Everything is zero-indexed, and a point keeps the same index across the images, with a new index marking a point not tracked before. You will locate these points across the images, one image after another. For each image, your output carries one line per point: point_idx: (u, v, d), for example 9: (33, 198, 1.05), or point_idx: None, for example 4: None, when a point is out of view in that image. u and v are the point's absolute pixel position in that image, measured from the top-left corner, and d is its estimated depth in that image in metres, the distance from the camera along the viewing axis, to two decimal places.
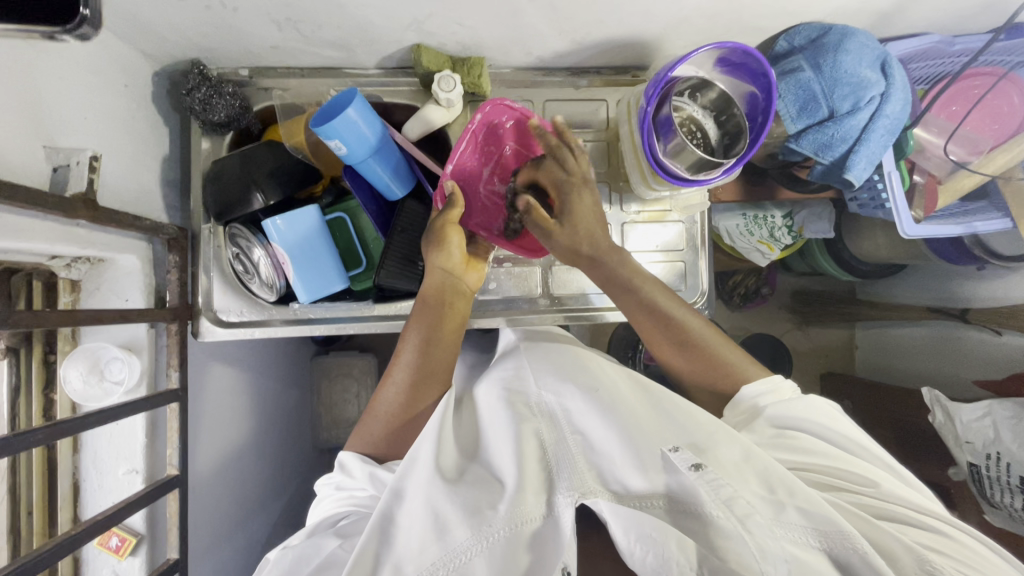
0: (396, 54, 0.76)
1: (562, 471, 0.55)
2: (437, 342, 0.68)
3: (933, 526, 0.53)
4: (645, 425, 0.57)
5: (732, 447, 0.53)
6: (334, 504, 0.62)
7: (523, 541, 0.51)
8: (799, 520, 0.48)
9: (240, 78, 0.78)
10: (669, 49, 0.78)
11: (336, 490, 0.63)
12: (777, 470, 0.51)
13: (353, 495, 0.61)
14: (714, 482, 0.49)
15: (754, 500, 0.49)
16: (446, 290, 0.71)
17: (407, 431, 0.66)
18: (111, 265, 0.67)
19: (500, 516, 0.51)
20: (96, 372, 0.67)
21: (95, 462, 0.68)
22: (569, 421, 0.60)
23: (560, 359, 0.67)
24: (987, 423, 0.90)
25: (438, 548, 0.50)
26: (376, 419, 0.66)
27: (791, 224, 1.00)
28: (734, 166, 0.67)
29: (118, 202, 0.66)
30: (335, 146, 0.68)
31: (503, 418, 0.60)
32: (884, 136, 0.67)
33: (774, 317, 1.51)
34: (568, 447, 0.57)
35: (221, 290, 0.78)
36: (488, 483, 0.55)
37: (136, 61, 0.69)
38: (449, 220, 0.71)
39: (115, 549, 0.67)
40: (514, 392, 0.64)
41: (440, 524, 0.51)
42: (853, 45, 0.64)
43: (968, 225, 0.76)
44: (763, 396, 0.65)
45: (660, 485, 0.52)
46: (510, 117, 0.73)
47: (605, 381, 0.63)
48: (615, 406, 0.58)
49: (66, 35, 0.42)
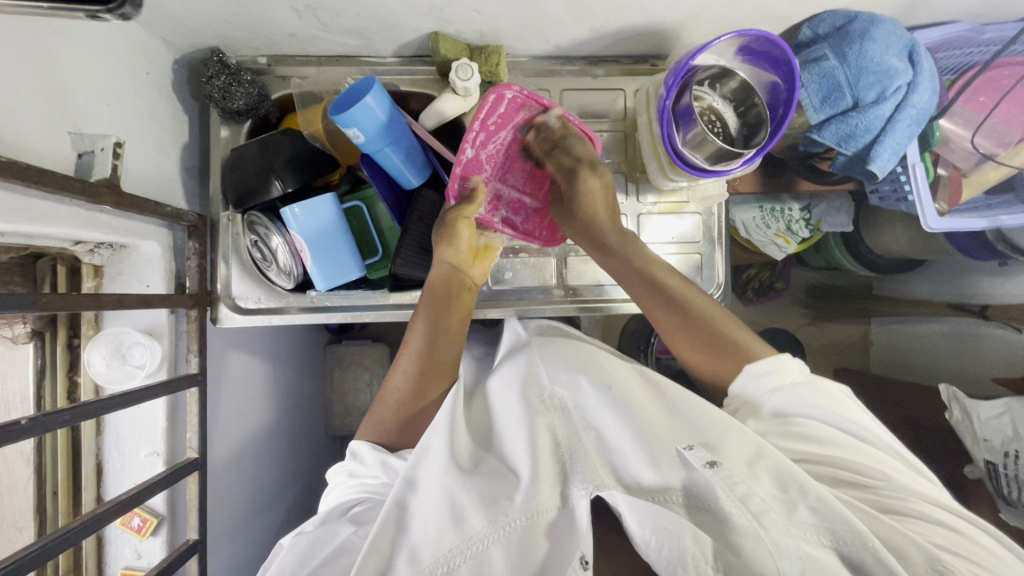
0: (414, 42, 0.76)
1: (576, 462, 0.55)
2: (444, 334, 0.69)
3: (942, 521, 0.53)
4: (658, 424, 0.58)
5: (744, 444, 0.54)
6: (346, 491, 0.62)
7: (539, 535, 0.51)
8: (810, 520, 0.49)
9: (258, 66, 0.78)
10: (689, 37, 0.77)
11: (348, 477, 0.63)
12: (789, 467, 0.51)
13: (365, 482, 0.62)
14: (729, 480, 0.49)
15: (768, 499, 0.49)
16: (456, 281, 0.72)
17: (417, 420, 0.66)
18: (134, 251, 0.69)
19: (513, 505, 0.52)
20: (118, 356, 0.68)
21: (117, 445, 0.70)
22: (583, 416, 0.60)
23: (573, 355, 0.69)
24: (1005, 420, 0.92)
25: (454, 535, 0.50)
26: (386, 407, 0.67)
27: (808, 217, 1.00)
28: (756, 157, 0.66)
29: (140, 188, 0.67)
30: (352, 134, 0.68)
31: (518, 408, 0.61)
32: (910, 126, 0.65)
33: (787, 312, 1.50)
34: (581, 440, 0.57)
35: (239, 278, 0.78)
36: (501, 475, 0.56)
37: (157, 49, 0.70)
38: (462, 216, 0.72)
39: (137, 528, 0.69)
40: (529, 381, 0.65)
41: (457, 513, 0.51)
42: (880, 32, 0.63)
43: (994, 219, 0.74)
44: (769, 376, 0.62)
45: (677, 482, 0.52)
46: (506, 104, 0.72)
47: (617, 378, 0.64)
48: (629, 404, 0.59)
49: (107, 16, 0.36)
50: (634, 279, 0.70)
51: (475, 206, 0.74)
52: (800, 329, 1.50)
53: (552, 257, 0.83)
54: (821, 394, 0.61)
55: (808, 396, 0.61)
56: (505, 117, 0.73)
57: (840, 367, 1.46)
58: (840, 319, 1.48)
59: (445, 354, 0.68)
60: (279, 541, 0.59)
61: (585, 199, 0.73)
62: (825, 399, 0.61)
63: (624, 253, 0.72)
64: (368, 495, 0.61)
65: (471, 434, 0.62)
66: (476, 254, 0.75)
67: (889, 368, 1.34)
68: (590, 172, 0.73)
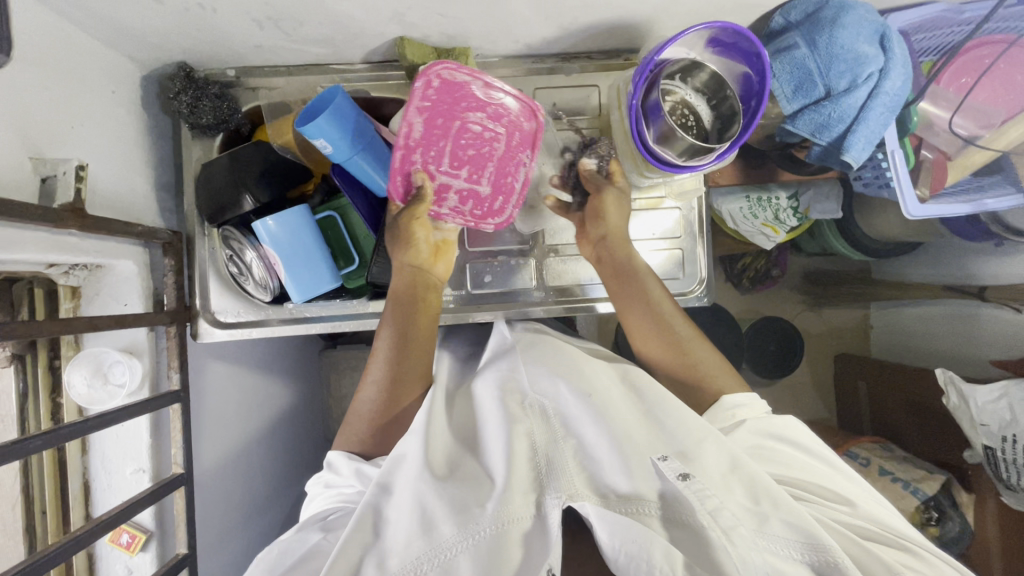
0: (382, 48, 0.75)
1: (551, 474, 0.54)
2: (413, 342, 0.68)
3: (907, 548, 0.52)
4: (637, 435, 0.57)
5: (720, 456, 0.54)
6: (323, 501, 0.63)
7: (508, 540, 0.50)
8: (782, 531, 0.49)
9: (226, 79, 0.78)
10: (660, 30, 0.76)
11: (325, 488, 0.64)
12: (763, 481, 0.52)
13: (343, 492, 0.62)
14: (701, 492, 0.49)
15: (738, 512, 0.50)
16: (417, 283, 0.71)
17: (390, 429, 0.66)
18: (110, 270, 0.69)
19: (478, 516, 0.51)
20: (100, 375, 0.68)
21: (103, 463, 0.71)
22: (564, 424, 0.59)
23: (555, 360, 0.69)
24: (1002, 404, 0.91)
25: (423, 543, 0.50)
26: (360, 421, 0.67)
27: (797, 206, 0.98)
28: (728, 150, 0.65)
29: (111, 208, 0.67)
30: (320, 145, 0.67)
31: (497, 413, 0.60)
32: (883, 114, 0.63)
33: (785, 299, 1.49)
34: (562, 450, 0.56)
35: (218, 291, 0.78)
36: (475, 481, 0.55)
37: (122, 67, 0.69)
38: (416, 218, 0.69)
39: (126, 545, 0.70)
40: (510, 389, 0.64)
41: (427, 520, 0.51)
42: (850, 18, 0.61)
43: (979, 203, 0.74)
44: (743, 408, 0.64)
45: (649, 492, 0.52)
46: (437, 79, 0.63)
47: (599, 386, 0.64)
48: (608, 412, 0.59)
49: None
50: (617, 275, 0.73)
51: (427, 204, 0.70)
52: (799, 316, 1.49)
53: (531, 257, 0.83)
54: (794, 431, 0.63)
55: (784, 428, 0.63)
56: (440, 101, 0.64)
57: (840, 353, 1.46)
58: (840, 304, 1.46)
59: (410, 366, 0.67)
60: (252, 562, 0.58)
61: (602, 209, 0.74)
62: (794, 431, 0.63)
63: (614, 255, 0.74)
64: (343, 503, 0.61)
65: (451, 433, 0.64)
66: (436, 251, 0.74)
67: (891, 351, 1.35)
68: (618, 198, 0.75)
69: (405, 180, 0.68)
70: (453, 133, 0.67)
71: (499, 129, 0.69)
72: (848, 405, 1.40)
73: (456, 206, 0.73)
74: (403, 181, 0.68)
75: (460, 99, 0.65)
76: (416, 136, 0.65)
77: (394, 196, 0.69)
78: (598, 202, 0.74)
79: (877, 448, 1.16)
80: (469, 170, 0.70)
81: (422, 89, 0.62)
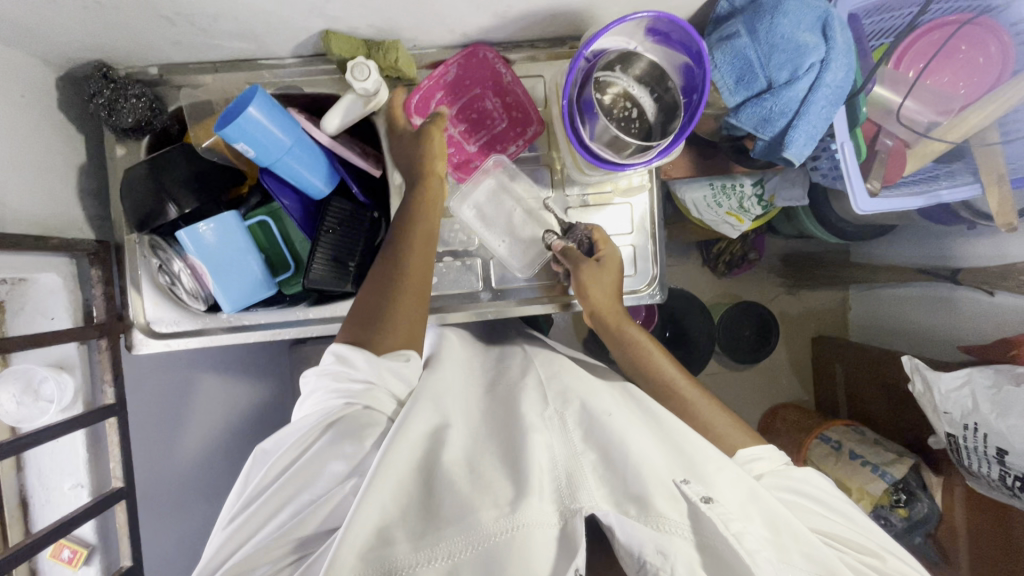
0: (309, 42, 0.71)
1: (576, 486, 0.49)
2: (419, 231, 0.66)
3: None
4: (655, 454, 0.52)
5: (736, 486, 0.51)
6: (329, 395, 0.56)
7: (528, 545, 0.44)
8: (803, 564, 0.47)
9: (150, 77, 0.74)
10: (603, 15, 0.71)
11: (331, 380, 0.57)
12: (781, 512, 0.50)
13: (350, 389, 0.56)
14: (725, 516, 0.47)
15: (761, 541, 0.47)
16: (430, 194, 0.69)
17: (400, 317, 0.61)
18: (33, 284, 0.67)
19: (493, 512, 0.46)
20: (30, 392, 0.67)
21: (40, 478, 0.70)
22: (583, 439, 0.55)
23: (570, 373, 0.66)
24: (965, 392, 0.86)
25: (457, 531, 0.45)
26: (371, 307, 0.62)
27: (762, 192, 0.91)
28: (671, 146, 0.62)
29: (27, 222, 0.64)
30: (242, 149, 0.64)
31: (519, 426, 0.55)
32: (826, 106, 0.60)
33: (765, 282, 1.44)
34: (581, 465, 0.52)
35: (153, 300, 0.75)
36: (491, 486, 0.49)
37: (34, 69, 0.65)
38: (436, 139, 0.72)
39: (68, 560, 0.71)
40: (527, 399, 0.60)
41: (460, 511, 0.46)
42: (792, 5, 0.58)
43: (934, 195, 0.71)
44: (761, 461, 0.62)
45: (674, 512, 0.47)
46: (485, 54, 0.74)
47: (600, 398, 0.59)
48: (634, 428, 0.55)
49: None
50: (625, 350, 0.72)
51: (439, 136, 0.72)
52: (777, 299, 1.44)
53: (478, 257, 0.79)
54: (813, 485, 0.60)
55: (800, 479, 0.60)
56: (477, 72, 0.76)
57: (819, 336, 1.43)
58: (819, 287, 1.42)
59: (412, 263, 0.64)
60: (259, 446, 0.57)
61: (607, 266, 0.72)
62: (812, 479, 0.60)
63: (621, 335, 0.72)
64: (349, 401, 0.56)
65: (472, 431, 0.57)
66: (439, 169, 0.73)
67: (873, 334, 1.32)
68: (612, 261, 0.73)
69: (421, 98, 0.76)
70: (473, 99, 0.77)
71: (504, 118, 0.77)
72: (827, 388, 1.38)
73: None
74: (419, 99, 0.76)
75: (491, 80, 0.76)
76: (446, 78, 0.76)
77: (411, 111, 0.76)
78: (576, 283, 0.72)
79: (851, 432, 1.14)
80: (465, 127, 0.78)
81: (466, 55, 0.75)
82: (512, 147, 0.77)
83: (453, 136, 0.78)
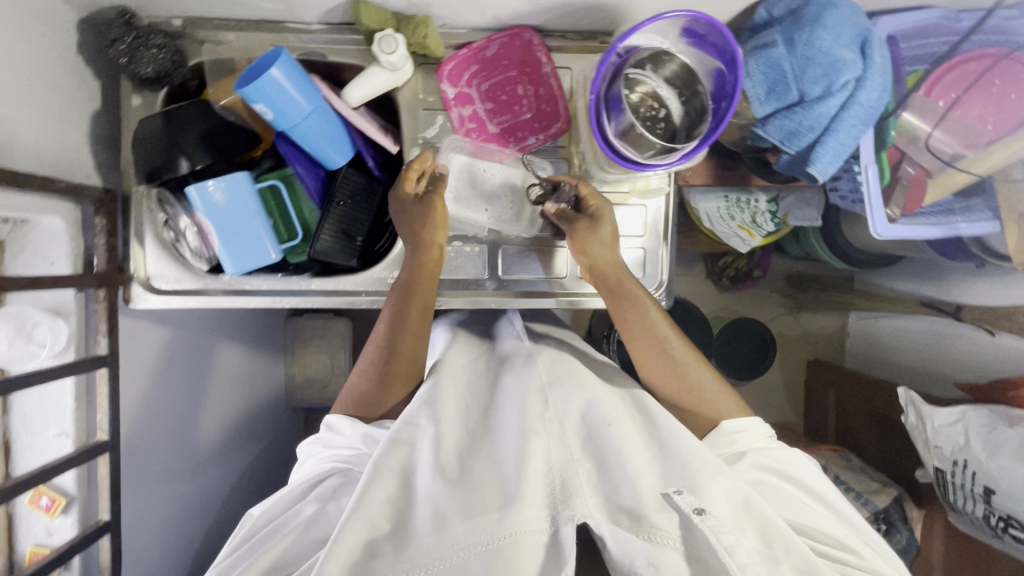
0: (338, 9, 0.70)
1: (567, 492, 0.49)
2: (416, 291, 0.67)
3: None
4: (643, 469, 0.51)
5: (731, 495, 0.50)
6: (321, 461, 0.62)
7: (517, 556, 0.46)
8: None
9: (172, 29, 0.73)
10: (636, 13, 0.70)
11: (323, 448, 0.63)
12: (775, 521, 0.49)
13: (338, 453, 0.61)
14: (717, 529, 0.47)
15: (751, 554, 0.47)
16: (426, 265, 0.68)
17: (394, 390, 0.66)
18: (35, 226, 0.64)
19: (482, 519, 0.46)
20: (22, 335, 0.64)
21: (24, 423, 0.67)
22: (581, 446, 0.54)
23: (565, 376, 0.64)
24: (958, 428, 0.84)
25: (437, 540, 0.45)
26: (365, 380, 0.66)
27: (776, 210, 0.89)
28: (695, 149, 0.61)
29: (37, 161, 0.63)
30: (260, 111, 0.64)
31: (518, 427, 0.55)
32: (856, 126, 0.60)
33: (766, 301, 1.44)
34: (577, 471, 0.51)
35: (155, 256, 0.75)
36: (483, 488, 0.49)
37: (57, 7, 0.64)
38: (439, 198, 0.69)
39: (46, 507, 0.69)
40: (528, 395, 0.59)
41: (440, 519, 0.47)
42: (832, 19, 0.57)
43: (952, 227, 0.71)
44: (743, 435, 0.62)
45: (665, 524, 0.48)
46: (529, 38, 0.73)
47: (600, 402, 0.59)
48: (631, 442, 0.54)
49: None
50: (631, 318, 0.67)
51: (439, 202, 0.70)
52: (777, 319, 1.45)
53: (486, 245, 0.78)
54: (795, 468, 0.61)
55: (783, 460, 0.61)
56: (517, 53, 0.74)
57: (814, 360, 1.43)
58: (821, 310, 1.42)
59: (404, 335, 0.65)
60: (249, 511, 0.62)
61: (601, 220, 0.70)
62: (794, 462, 0.62)
63: (629, 299, 0.67)
64: (335, 463, 0.61)
65: (462, 429, 0.58)
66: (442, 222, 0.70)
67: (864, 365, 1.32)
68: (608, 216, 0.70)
69: (455, 65, 0.74)
70: (505, 80, 0.76)
71: (532, 107, 0.76)
72: (817, 412, 1.39)
73: (464, 114, 0.77)
74: (454, 66, 0.74)
75: (529, 65, 0.75)
76: (485, 53, 0.74)
77: (442, 76, 0.74)
78: (574, 243, 0.71)
79: (837, 456, 1.13)
80: (492, 106, 0.77)
81: (511, 35, 0.73)
82: (530, 138, 0.77)
83: (477, 113, 0.77)
